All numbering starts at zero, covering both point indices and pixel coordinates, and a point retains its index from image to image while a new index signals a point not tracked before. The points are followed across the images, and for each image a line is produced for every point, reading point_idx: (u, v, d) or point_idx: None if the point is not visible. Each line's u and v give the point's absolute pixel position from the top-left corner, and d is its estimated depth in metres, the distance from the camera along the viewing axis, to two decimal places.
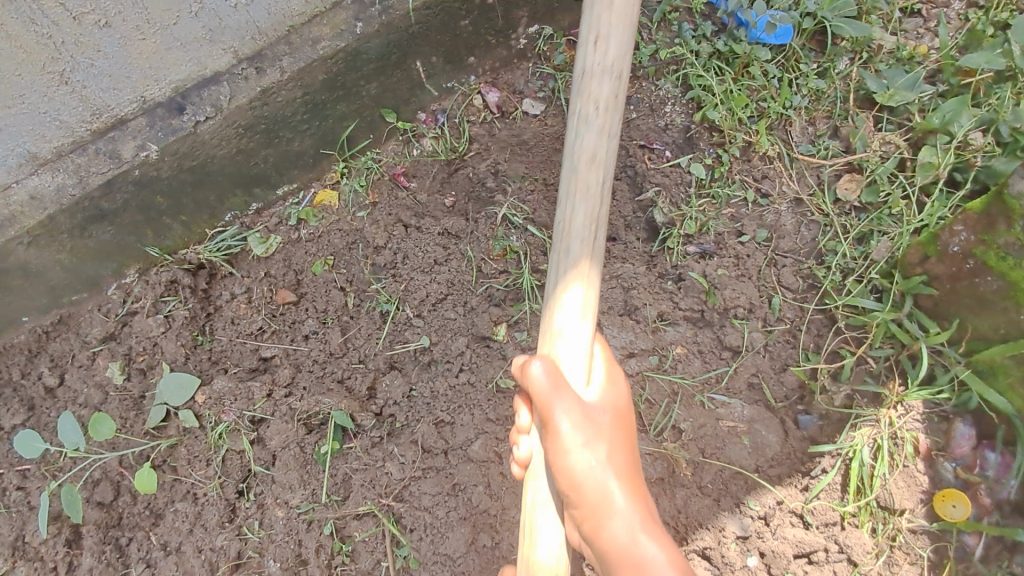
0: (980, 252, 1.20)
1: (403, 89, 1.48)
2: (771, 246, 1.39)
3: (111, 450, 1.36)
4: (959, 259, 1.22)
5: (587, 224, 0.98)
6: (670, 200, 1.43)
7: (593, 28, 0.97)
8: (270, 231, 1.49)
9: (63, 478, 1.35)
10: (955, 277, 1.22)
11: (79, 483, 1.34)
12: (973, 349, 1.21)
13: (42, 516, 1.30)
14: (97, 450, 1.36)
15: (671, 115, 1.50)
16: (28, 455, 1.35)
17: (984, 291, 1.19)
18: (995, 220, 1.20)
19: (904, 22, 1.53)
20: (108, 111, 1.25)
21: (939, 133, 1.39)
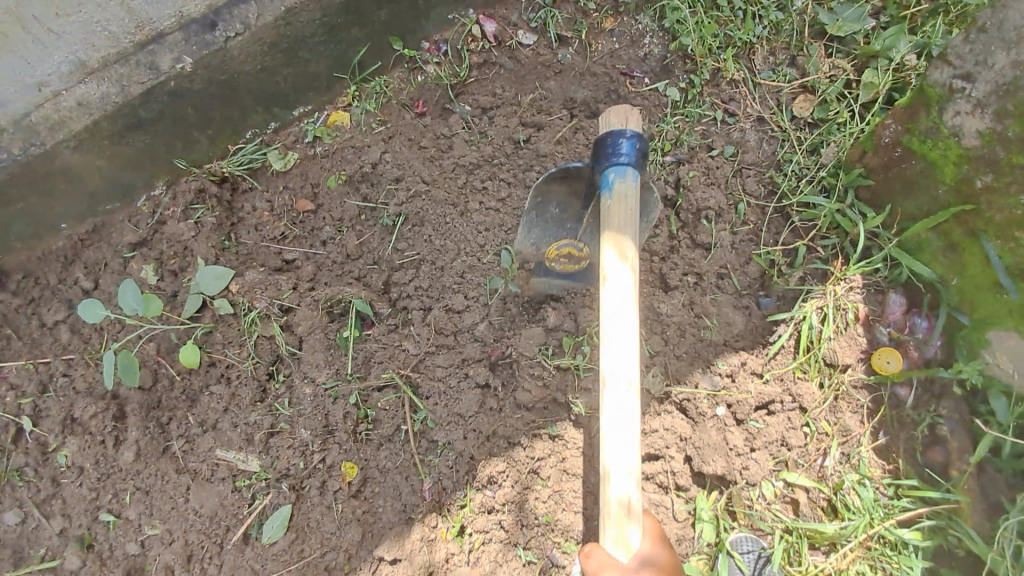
0: (905, 141, 1.39)
1: (408, 18, 1.63)
2: (737, 159, 1.58)
3: (161, 324, 1.51)
4: (889, 150, 1.42)
5: (629, 275, 1.18)
6: (649, 118, 1.64)
7: (608, 221, 1.20)
8: (288, 149, 1.65)
9: (121, 342, 1.51)
10: (886, 166, 1.42)
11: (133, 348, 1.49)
12: (903, 230, 1.40)
13: (107, 371, 1.45)
14: (146, 321, 1.51)
15: (650, 46, 1.70)
16: (91, 321, 1.50)
17: (910, 175, 1.38)
18: (918, 109, 1.38)
19: None
20: (149, 24, 1.38)
21: (880, 58, 1.60)
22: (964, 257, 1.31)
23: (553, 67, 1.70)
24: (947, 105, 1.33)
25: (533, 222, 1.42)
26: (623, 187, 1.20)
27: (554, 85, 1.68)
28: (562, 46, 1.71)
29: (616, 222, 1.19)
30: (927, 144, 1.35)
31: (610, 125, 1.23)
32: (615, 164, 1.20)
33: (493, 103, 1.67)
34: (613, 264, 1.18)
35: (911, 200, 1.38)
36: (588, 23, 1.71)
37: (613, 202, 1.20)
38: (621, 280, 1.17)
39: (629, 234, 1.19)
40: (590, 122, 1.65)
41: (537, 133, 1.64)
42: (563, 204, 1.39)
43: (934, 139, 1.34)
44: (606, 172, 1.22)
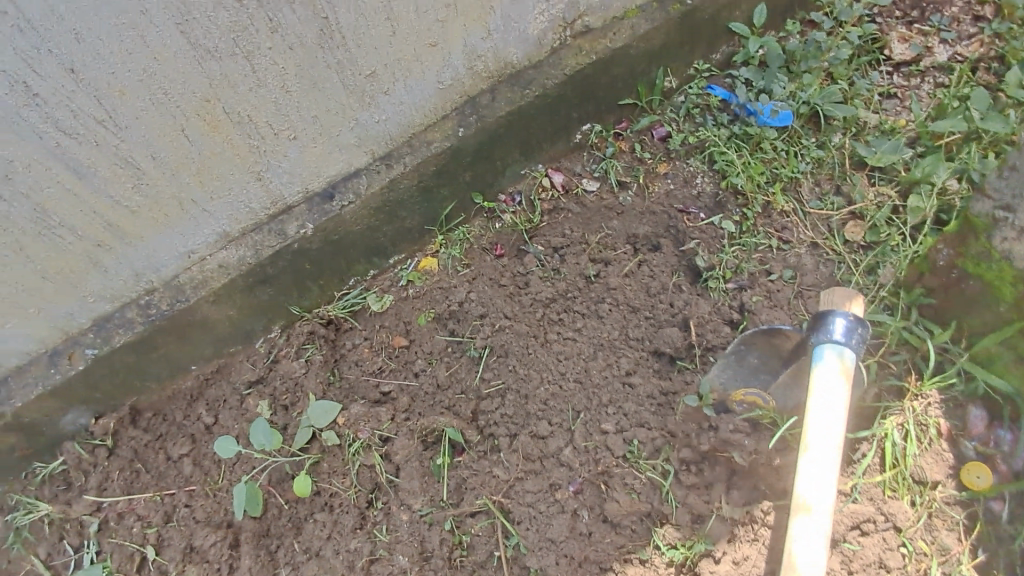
0: (960, 262, 1.46)
1: (489, 176, 1.88)
2: (796, 282, 1.72)
3: (283, 455, 1.66)
4: (947, 270, 1.49)
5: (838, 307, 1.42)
6: (708, 250, 1.80)
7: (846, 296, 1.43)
8: (384, 291, 1.87)
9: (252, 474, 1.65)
10: (947, 286, 1.49)
11: (260, 480, 1.65)
12: (972, 343, 1.46)
13: (240, 502, 1.56)
14: (273, 453, 1.66)
15: (702, 185, 1.91)
16: (226, 456, 1.63)
17: (970, 294, 1.44)
18: (966, 235, 1.45)
19: (883, 102, 1.99)
20: (281, 199, 1.60)
21: (923, 183, 1.72)
22: None
23: (615, 208, 1.91)
24: (993, 233, 1.39)
25: (730, 367, 1.59)
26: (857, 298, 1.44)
27: (618, 224, 1.88)
28: (623, 190, 1.94)
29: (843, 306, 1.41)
30: (981, 266, 1.41)
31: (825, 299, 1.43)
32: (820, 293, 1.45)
33: (564, 243, 1.87)
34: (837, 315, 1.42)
35: (976, 316, 1.44)
36: (644, 169, 1.95)
37: (826, 366, 1.29)
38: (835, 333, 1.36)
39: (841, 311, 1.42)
40: (654, 255, 1.82)
41: (605, 268, 1.81)
42: (763, 356, 1.57)
43: (989, 261, 1.39)
44: (822, 343, 1.31)
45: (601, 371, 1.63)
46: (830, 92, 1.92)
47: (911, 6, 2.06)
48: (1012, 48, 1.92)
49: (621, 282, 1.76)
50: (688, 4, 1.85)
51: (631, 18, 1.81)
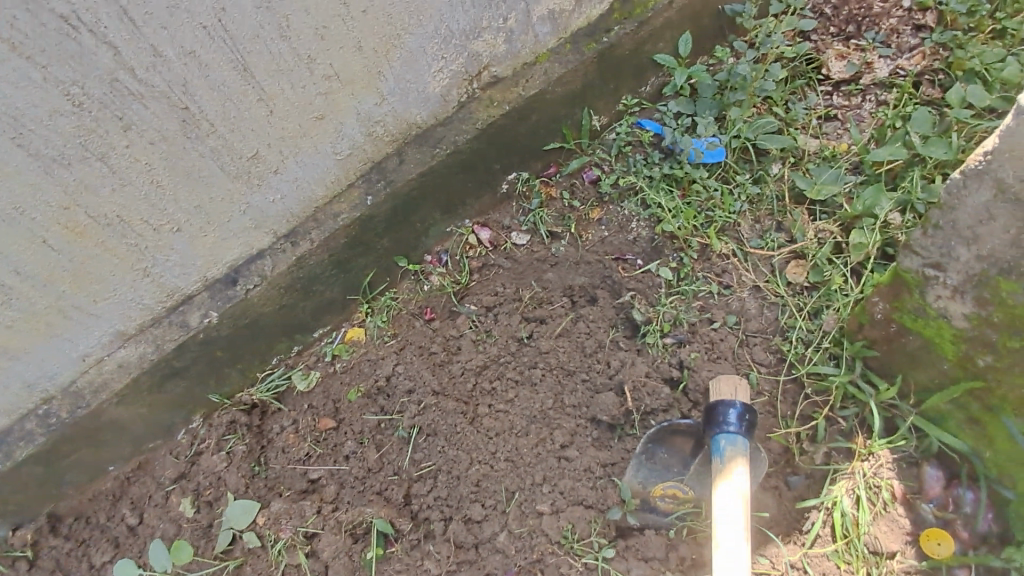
0: (897, 317, 1.29)
1: (410, 239, 1.78)
2: (741, 328, 1.61)
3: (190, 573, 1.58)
4: (885, 324, 1.32)
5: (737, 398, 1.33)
6: (646, 302, 1.69)
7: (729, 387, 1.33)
8: (310, 368, 1.77)
9: None
10: (888, 339, 1.34)
11: None
12: (921, 399, 1.34)
13: None
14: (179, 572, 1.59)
15: (637, 230, 1.81)
16: None
17: (912, 349, 1.30)
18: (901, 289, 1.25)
19: (823, 126, 1.88)
20: (178, 292, 1.51)
21: (865, 217, 1.62)
22: (989, 431, 1.24)
23: (547, 261, 1.82)
24: (926, 289, 1.20)
25: (643, 465, 1.47)
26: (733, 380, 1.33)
27: (552, 276, 1.80)
28: (554, 240, 1.84)
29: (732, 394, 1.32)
30: (919, 322, 1.25)
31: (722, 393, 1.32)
32: (726, 419, 1.26)
33: (496, 302, 1.78)
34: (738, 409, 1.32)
35: (921, 372, 1.31)
36: (576, 216, 1.86)
37: (722, 467, 1.24)
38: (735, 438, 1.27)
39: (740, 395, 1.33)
40: (590, 309, 1.72)
41: (539, 327, 1.71)
42: (671, 450, 1.47)
43: (925, 317, 1.23)
44: (718, 438, 1.26)
45: (533, 448, 1.53)
46: (764, 120, 1.83)
47: (845, 21, 1.95)
48: (958, 57, 1.80)
49: (554, 343, 1.67)
50: (604, 42, 1.76)
51: (544, 62, 1.71)
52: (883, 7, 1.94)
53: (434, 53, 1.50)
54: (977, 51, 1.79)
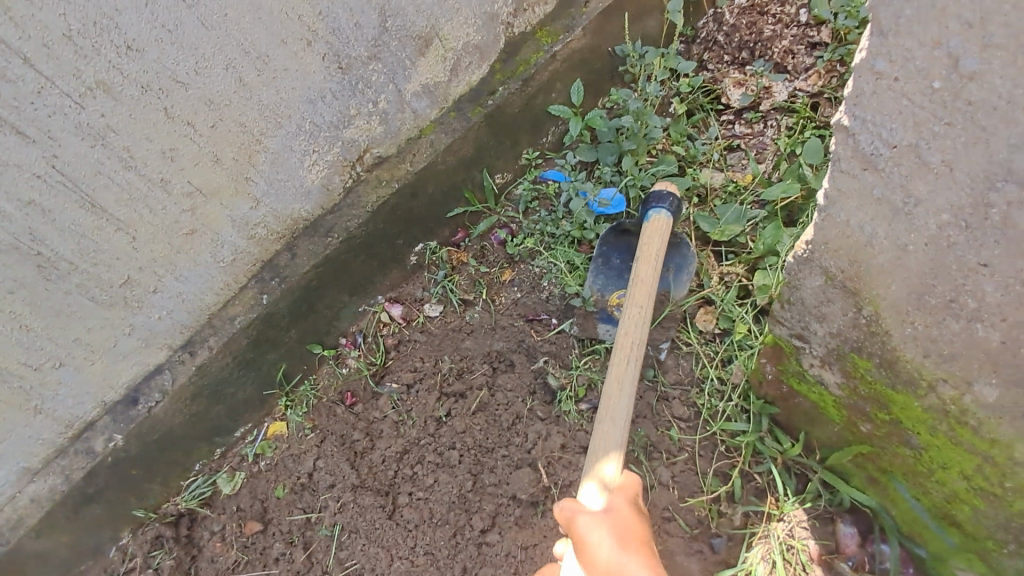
0: (784, 377, 1.36)
1: (320, 326, 1.75)
2: (659, 381, 1.56)
3: None
4: (776, 383, 1.39)
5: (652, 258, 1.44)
6: (560, 365, 1.70)
7: (647, 233, 1.48)
8: (235, 469, 1.73)
9: None
10: (784, 397, 1.39)
11: None
12: (825, 455, 1.36)
13: None
14: None
15: (549, 288, 1.80)
16: None
17: (804, 409, 1.35)
18: (779, 351, 1.34)
19: (727, 158, 1.87)
20: (76, 420, 1.48)
21: (768, 255, 1.60)
22: (893, 492, 1.27)
23: (464, 329, 1.80)
24: (800, 356, 1.28)
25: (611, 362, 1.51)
26: (659, 220, 1.49)
27: (470, 343, 1.78)
28: (468, 306, 1.83)
29: (647, 236, 1.47)
30: (803, 384, 1.32)
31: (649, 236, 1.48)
32: (653, 206, 1.52)
33: (415, 378, 1.75)
34: (647, 242, 1.46)
35: (819, 431, 1.35)
36: (488, 280, 1.84)
37: (648, 228, 1.49)
38: (639, 291, 1.40)
39: (656, 245, 1.46)
40: (507, 375, 1.71)
41: (458, 403, 1.69)
42: (622, 254, 1.73)
43: (807, 382, 1.31)
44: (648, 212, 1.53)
45: (451, 538, 1.55)
46: (665, 162, 1.84)
47: (738, 47, 1.95)
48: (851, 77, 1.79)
49: (470, 421, 1.66)
50: (491, 104, 1.73)
51: (430, 134, 1.68)
52: (774, 30, 1.91)
53: (304, 149, 1.47)
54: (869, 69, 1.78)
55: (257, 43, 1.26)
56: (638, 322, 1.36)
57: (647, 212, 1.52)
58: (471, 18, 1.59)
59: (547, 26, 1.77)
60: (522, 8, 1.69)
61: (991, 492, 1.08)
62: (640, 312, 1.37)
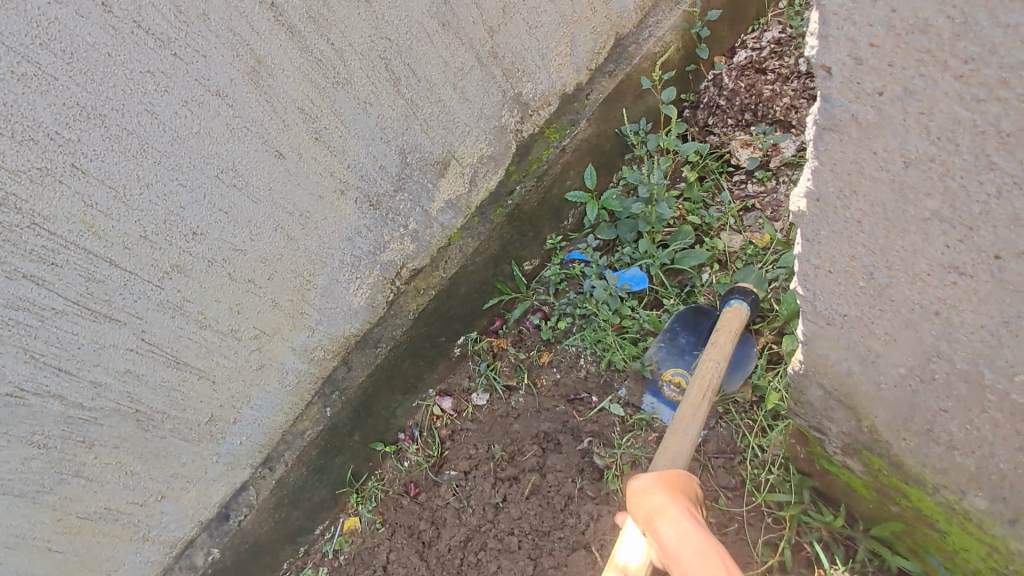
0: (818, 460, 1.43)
1: (380, 426, 1.91)
2: (702, 452, 1.65)
3: None
4: (809, 461, 1.47)
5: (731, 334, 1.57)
6: (604, 443, 1.79)
7: (727, 314, 1.61)
8: (318, 564, 1.88)
9: None
10: (817, 474, 1.47)
11: None
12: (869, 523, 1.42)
13: None
14: None
15: (586, 367, 1.91)
16: None
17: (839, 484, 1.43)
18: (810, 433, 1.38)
19: (744, 219, 1.92)
20: (178, 540, 1.67)
21: (794, 319, 1.65)
22: (937, 559, 1.32)
23: (511, 413, 1.93)
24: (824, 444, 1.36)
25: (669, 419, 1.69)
26: (739, 308, 1.61)
27: (519, 426, 1.90)
28: (512, 391, 1.95)
29: (727, 316, 1.60)
30: (836, 465, 1.38)
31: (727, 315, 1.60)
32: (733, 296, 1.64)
33: (471, 466, 1.89)
34: (727, 319, 1.59)
35: (857, 503, 1.42)
36: (528, 363, 1.96)
37: (728, 312, 1.61)
38: (713, 354, 1.53)
39: (734, 326, 1.57)
40: (556, 456, 1.82)
41: (513, 488, 1.82)
42: (691, 336, 1.78)
43: (836, 465, 1.38)
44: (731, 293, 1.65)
45: None
46: (684, 232, 1.88)
47: (740, 111, 2.03)
48: None
49: (525, 505, 1.79)
50: (510, 204, 1.86)
51: (458, 240, 1.83)
52: (772, 89, 2.01)
53: (348, 279, 1.64)
54: None
55: (299, 202, 1.44)
56: (711, 374, 1.49)
57: (727, 300, 1.65)
58: (482, 134, 1.73)
59: (553, 123, 1.89)
60: (528, 113, 1.81)
61: (1012, 565, 1.15)
62: (717, 359, 1.51)
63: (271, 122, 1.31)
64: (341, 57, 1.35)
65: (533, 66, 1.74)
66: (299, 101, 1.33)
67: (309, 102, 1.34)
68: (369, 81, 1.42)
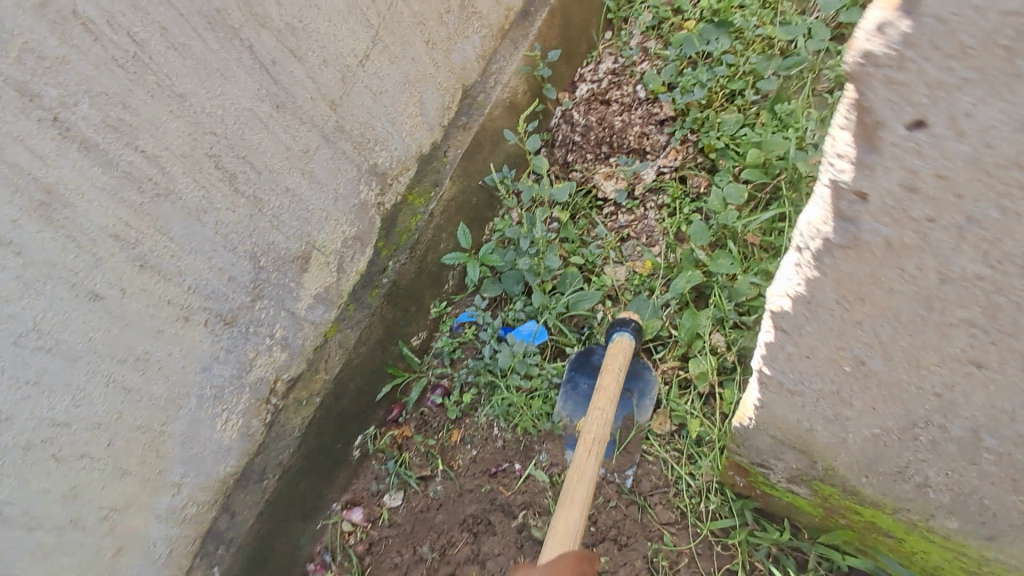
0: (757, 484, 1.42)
1: (284, 564, 1.64)
2: (637, 492, 1.58)
3: None
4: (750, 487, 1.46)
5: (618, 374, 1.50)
6: (539, 514, 1.66)
7: (612, 351, 1.54)
8: None
9: None
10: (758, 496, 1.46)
11: None
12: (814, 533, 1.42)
13: None
14: None
15: (502, 435, 1.77)
16: None
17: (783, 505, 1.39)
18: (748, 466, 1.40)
19: (622, 249, 1.92)
20: None
21: (696, 342, 1.65)
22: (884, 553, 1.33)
23: (432, 504, 1.74)
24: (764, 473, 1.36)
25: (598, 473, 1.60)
26: (624, 341, 1.55)
27: (443, 518, 1.72)
28: (428, 482, 1.77)
29: (613, 353, 1.53)
30: (777, 488, 1.38)
31: (612, 352, 1.54)
32: (618, 327, 1.59)
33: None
34: (612, 357, 1.53)
35: (801, 519, 1.43)
36: (439, 447, 1.80)
37: (613, 346, 1.55)
38: (602, 399, 1.45)
39: (621, 364, 1.51)
40: (490, 540, 1.66)
41: None
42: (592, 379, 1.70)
43: (779, 488, 1.38)
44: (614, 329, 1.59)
45: None
46: (571, 275, 1.84)
47: (597, 143, 2.05)
48: (705, 141, 1.91)
49: None
50: (386, 282, 1.70)
51: (335, 334, 1.63)
52: (623, 119, 2.05)
53: (213, 412, 1.37)
54: (718, 131, 1.91)
55: (131, 345, 1.16)
56: (598, 424, 1.40)
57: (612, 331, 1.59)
58: (342, 216, 1.55)
59: (415, 188, 1.76)
60: (387, 183, 1.67)
61: (963, 550, 1.17)
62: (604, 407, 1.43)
63: (75, 260, 1.03)
64: (158, 165, 1.11)
65: (384, 133, 1.60)
66: (109, 227, 1.07)
67: (122, 226, 1.09)
68: (198, 185, 1.18)
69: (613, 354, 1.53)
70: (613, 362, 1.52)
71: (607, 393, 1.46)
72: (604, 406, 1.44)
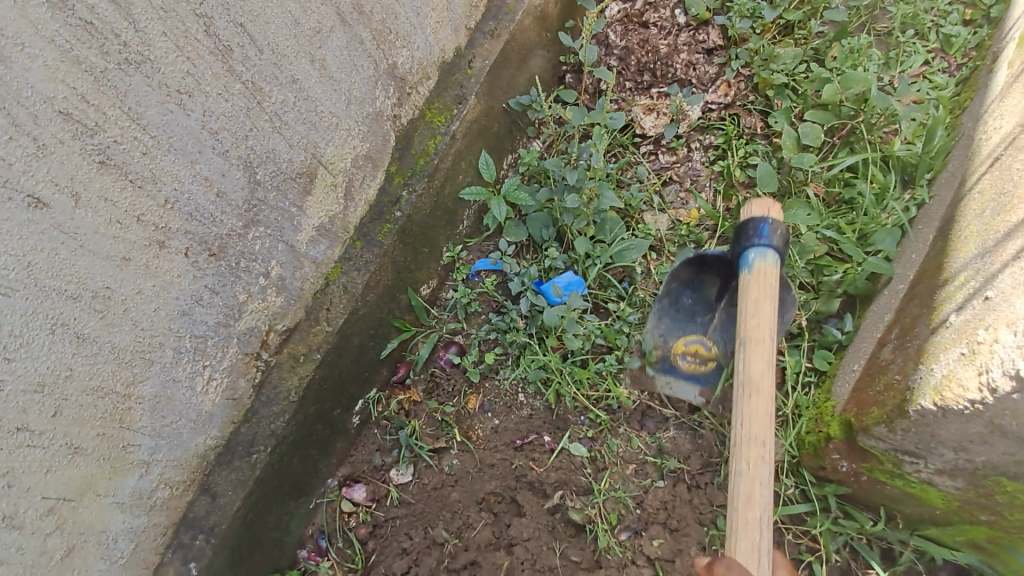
0: (867, 470, 1.17)
1: (270, 550, 1.38)
2: (685, 472, 1.44)
3: None
4: (852, 474, 1.21)
5: (769, 358, 1.12)
6: (578, 492, 1.43)
7: (746, 298, 1.16)
8: None
9: None
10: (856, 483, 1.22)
11: None
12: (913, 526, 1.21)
13: None
14: None
15: (529, 402, 1.53)
16: None
17: (890, 493, 1.18)
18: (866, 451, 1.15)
19: (664, 194, 1.67)
20: None
21: None
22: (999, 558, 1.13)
23: (447, 481, 1.48)
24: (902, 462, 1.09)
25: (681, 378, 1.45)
26: (764, 266, 1.17)
27: (460, 497, 1.45)
28: (442, 454, 1.50)
29: (752, 300, 1.16)
30: (896, 479, 1.13)
31: (745, 282, 1.18)
32: (754, 246, 1.19)
33: (410, 563, 1.41)
34: (750, 327, 1.14)
35: (907, 508, 1.18)
36: (454, 414, 1.53)
37: (753, 280, 1.17)
38: (757, 407, 1.08)
39: (767, 313, 1.15)
40: (519, 522, 1.41)
41: None
42: (697, 292, 1.43)
43: (903, 479, 1.12)
44: (745, 253, 1.20)
45: None
46: (611, 220, 1.58)
47: (638, 71, 1.78)
48: (762, 77, 1.67)
49: None
50: (399, 218, 1.38)
51: (339, 277, 1.31)
52: (668, 44, 1.78)
53: (193, 370, 1.09)
54: (778, 65, 1.66)
55: (87, 277, 0.87)
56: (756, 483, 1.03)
57: (744, 252, 1.20)
58: (355, 126, 1.24)
59: (434, 103, 1.44)
60: (405, 92, 1.35)
61: None
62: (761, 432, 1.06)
63: (7, 144, 0.73)
64: (128, 16, 0.81)
65: (407, 26, 1.28)
66: (57, 100, 0.77)
67: (76, 99, 0.79)
68: (181, 54, 0.89)
69: (747, 317, 1.15)
70: (755, 334, 1.13)
71: (765, 398, 1.09)
72: (765, 423, 1.07)
